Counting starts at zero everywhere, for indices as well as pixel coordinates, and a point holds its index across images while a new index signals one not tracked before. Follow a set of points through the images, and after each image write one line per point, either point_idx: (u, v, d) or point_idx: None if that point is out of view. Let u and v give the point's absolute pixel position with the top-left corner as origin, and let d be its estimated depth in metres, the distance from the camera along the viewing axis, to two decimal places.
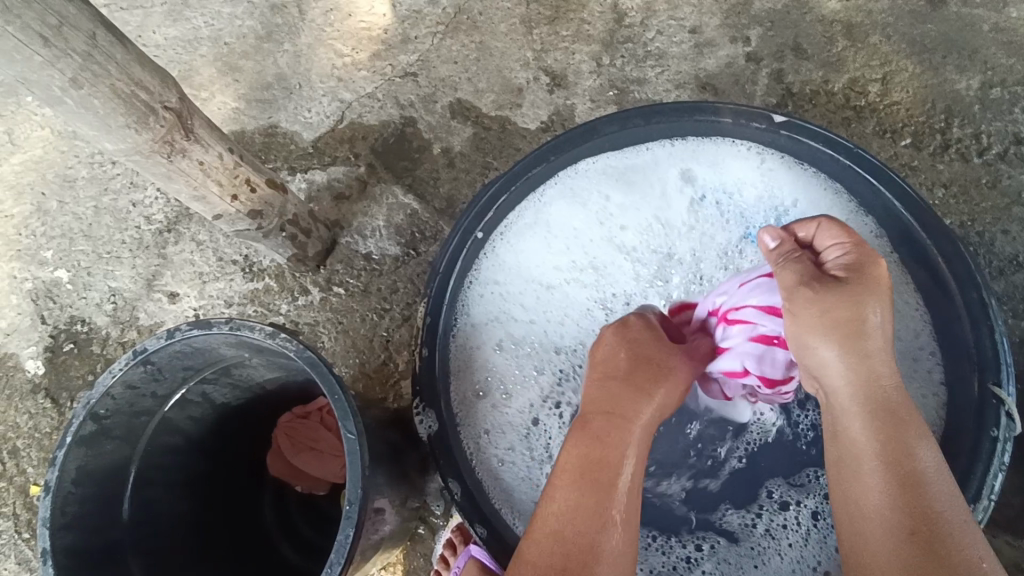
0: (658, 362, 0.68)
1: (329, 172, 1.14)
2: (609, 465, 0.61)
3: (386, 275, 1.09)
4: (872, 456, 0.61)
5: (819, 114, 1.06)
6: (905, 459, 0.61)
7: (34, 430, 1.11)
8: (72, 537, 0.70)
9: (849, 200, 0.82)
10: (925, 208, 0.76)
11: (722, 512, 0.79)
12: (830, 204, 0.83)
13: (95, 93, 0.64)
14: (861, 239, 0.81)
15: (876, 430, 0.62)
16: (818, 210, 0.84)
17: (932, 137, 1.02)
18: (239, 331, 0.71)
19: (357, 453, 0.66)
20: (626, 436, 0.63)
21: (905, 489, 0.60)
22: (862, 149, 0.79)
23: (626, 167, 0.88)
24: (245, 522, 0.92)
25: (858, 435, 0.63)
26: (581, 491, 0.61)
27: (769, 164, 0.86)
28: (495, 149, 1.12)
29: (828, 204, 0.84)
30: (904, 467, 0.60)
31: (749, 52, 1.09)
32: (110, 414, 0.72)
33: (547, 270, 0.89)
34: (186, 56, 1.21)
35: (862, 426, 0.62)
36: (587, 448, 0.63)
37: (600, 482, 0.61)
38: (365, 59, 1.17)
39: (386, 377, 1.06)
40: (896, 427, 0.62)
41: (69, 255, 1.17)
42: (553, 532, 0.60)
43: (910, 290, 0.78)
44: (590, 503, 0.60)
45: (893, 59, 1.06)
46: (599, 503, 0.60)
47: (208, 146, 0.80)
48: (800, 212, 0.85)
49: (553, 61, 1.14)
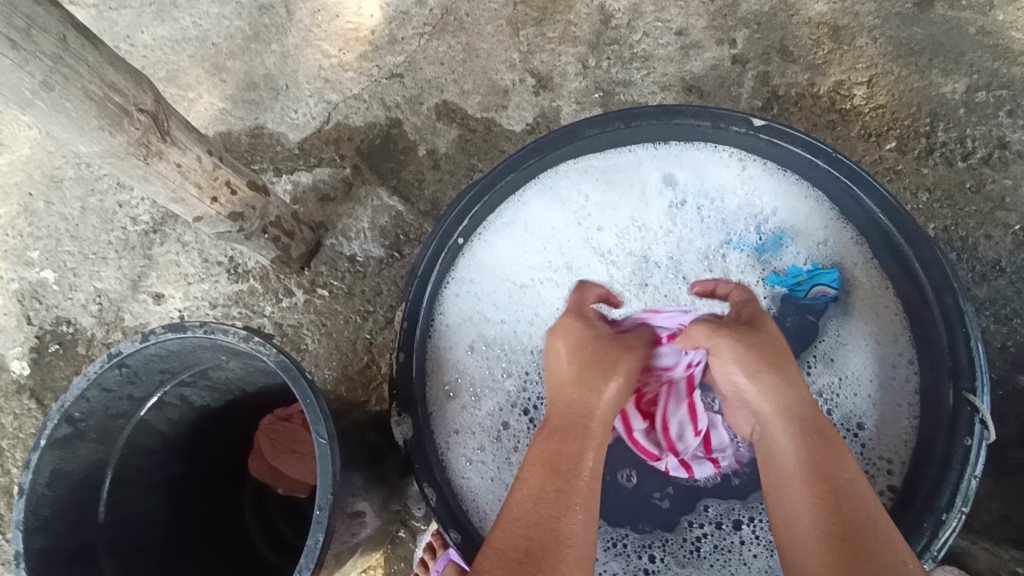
0: (599, 355, 0.69)
1: (315, 173, 1.14)
2: (568, 456, 0.61)
3: (371, 276, 1.09)
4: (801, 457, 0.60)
5: (804, 117, 1.05)
6: (829, 470, 0.59)
7: (19, 431, 1.11)
8: (46, 540, 0.70)
9: (828, 207, 0.83)
10: (903, 213, 0.75)
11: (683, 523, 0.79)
12: (809, 212, 0.84)
13: (67, 96, 0.64)
14: (839, 250, 0.83)
15: (805, 446, 0.61)
16: (794, 219, 0.85)
17: (917, 141, 1.02)
18: (213, 334, 0.70)
19: (328, 457, 0.66)
20: (580, 429, 0.63)
21: (828, 497, 0.58)
22: (841, 154, 0.78)
23: (607, 171, 0.88)
24: (225, 525, 0.91)
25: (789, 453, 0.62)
26: (545, 477, 0.60)
27: (751, 170, 0.86)
28: (480, 151, 1.11)
29: (807, 210, 0.84)
30: (830, 478, 0.59)
31: (736, 55, 1.09)
32: (85, 417, 0.71)
33: (523, 271, 0.89)
34: (173, 56, 1.21)
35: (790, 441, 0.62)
36: (553, 436, 0.63)
37: (561, 469, 0.60)
38: (352, 60, 1.17)
39: (369, 379, 1.06)
40: (823, 442, 0.61)
41: (55, 255, 1.17)
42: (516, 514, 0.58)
43: (884, 296, 0.80)
44: (552, 495, 0.58)
45: (880, 61, 1.06)
46: (564, 494, 0.58)
47: (186, 148, 0.80)
48: (778, 221, 0.86)
49: (539, 63, 1.13)
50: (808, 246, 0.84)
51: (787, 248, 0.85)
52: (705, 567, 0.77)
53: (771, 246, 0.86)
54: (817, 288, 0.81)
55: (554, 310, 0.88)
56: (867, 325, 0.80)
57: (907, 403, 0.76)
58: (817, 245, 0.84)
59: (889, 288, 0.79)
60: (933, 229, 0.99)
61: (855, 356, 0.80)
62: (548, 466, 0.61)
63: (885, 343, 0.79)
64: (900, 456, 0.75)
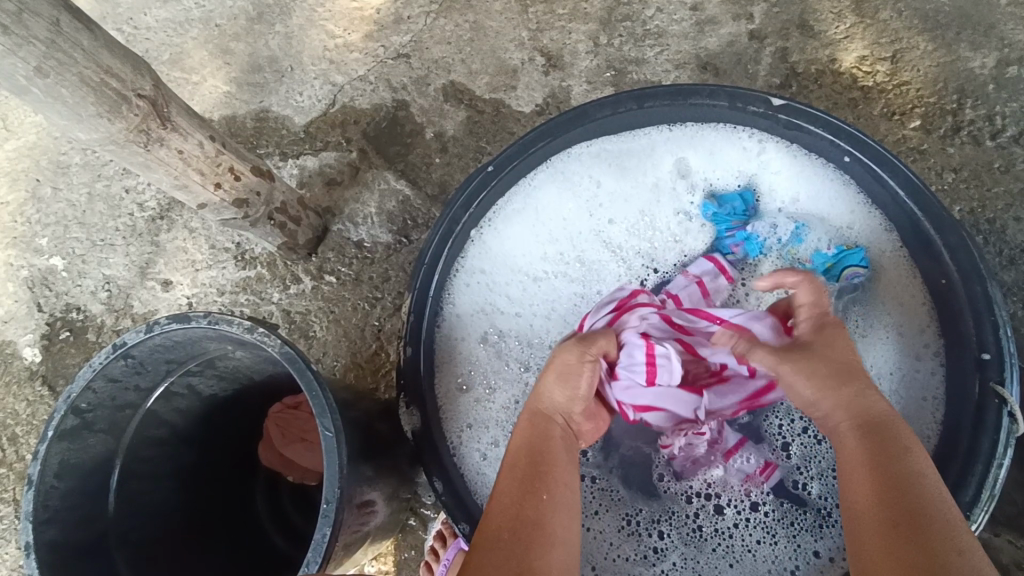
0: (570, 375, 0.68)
1: (321, 157, 1.12)
2: (527, 449, 0.66)
3: (378, 263, 1.07)
4: (868, 466, 0.59)
5: (824, 95, 1.01)
6: (899, 464, 0.58)
7: (32, 418, 1.12)
8: (56, 529, 0.69)
9: (854, 193, 0.80)
10: (932, 198, 0.72)
11: (686, 506, 0.78)
12: (835, 199, 0.81)
13: (62, 82, 0.62)
14: (867, 235, 0.79)
15: (867, 434, 0.60)
16: (817, 207, 0.82)
17: (942, 119, 0.98)
18: (217, 325, 0.69)
19: (335, 450, 0.65)
20: (539, 424, 0.68)
21: (895, 488, 0.56)
22: (862, 134, 0.75)
23: (621, 155, 0.85)
24: (239, 512, 0.91)
25: (848, 445, 0.61)
26: (517, 475, 0.64)
27: (769, 154, 0.83)
28: (489, 133, 1.09)
29: (832, 199, 0.81)
30: (898, 461, 0.58)
31: (753, 30, 1.04)
32: (92, 407, 0.71)
33: (534, 259, 0.86)
34: (177, 39, 1.18)
35: (858, 443, 0.60)
36: (528, 434, 0.68)
37: (527, 465, 0.65)
38: (357, 41, 1.14)
39: (378, 366, 1.05)
40: (885, 438, 0.60)
41: (64, 242, 1.16)
42: (502, 509, 0.62)
43: (912, 286, 0.77)
44: (524, 490, 0.63)
45: (904, 35, 1.01)
46: (530, 481, 0.63)
47: (187, 134, 0.78)
48: (795, 212, 0.82)
49: (549, 41, 1.10)
50: (828, 233, 0.81)
51: (807, 237, 0.81)
52: (709, 552, 0.76)
53: (792, 237, 0.82)
54: (847, 271, 0.77)
55: (568, 300, 0.85)
56: (889, 316, 0.77)
57: (932, 398, 0.73)
58: (841, 233, 0.81)
59: (915, 278, 0.76)
60: (958, 211, 0.95)
61: (877, 350, 0.77)
62: (521, 465, 0.65)
63: (904, 332, 0.76)
64: (922, 454, 0.72)
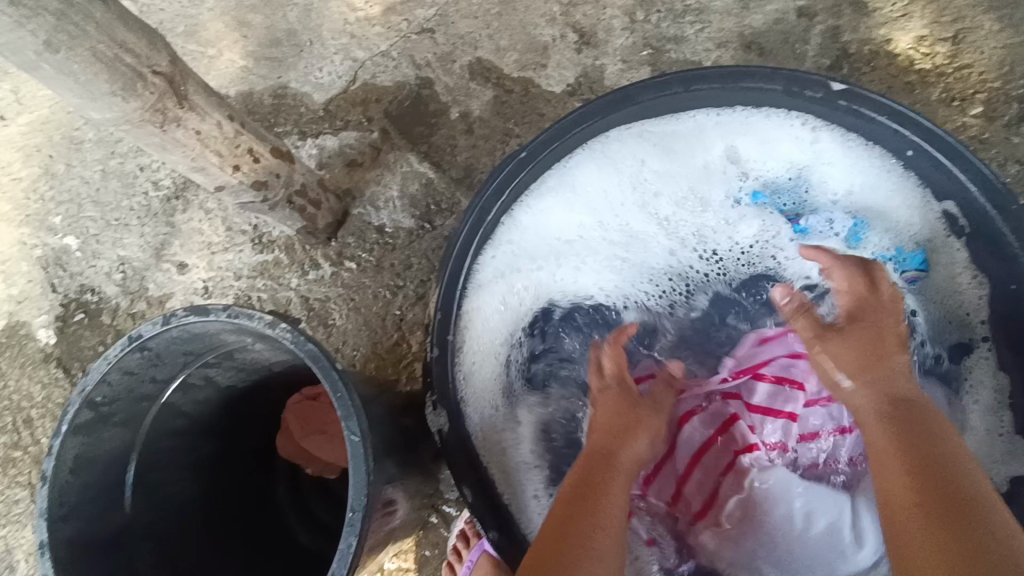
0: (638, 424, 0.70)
1: (341, 137, 1.07)
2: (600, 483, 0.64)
3: (401, 249, 1.03)
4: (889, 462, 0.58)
5: (878, 78, 0.95)
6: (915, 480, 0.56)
7: (47, 400, 1.10)
8: (73, 527, 0.67)
9: (915, 186, 0.75)
10: (1007, 195, 0.67)
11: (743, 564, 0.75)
12: (890, 191, 0.77)
13: (75, 57, 0.58)
14: (925, 235, 0.76)
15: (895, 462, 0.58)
16: (873, 200, 0.79)
17: (1007, 106, 0.91)
18: (238, 318, 0.65)
19: (362, 456, 0.62)
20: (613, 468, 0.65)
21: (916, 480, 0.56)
22: (931, 123, 0.69)
23: (663, 138, 0.81)
24: (261, 508, 0.89)
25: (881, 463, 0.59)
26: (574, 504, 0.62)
27: (822, 143, 0.79)
28: (518, 114, 1.03)
29: (892, 197, 0.78)
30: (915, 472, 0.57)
31: (802, 7, 0.98)
32: (108, 401, 0.68)
33: (574, 240, 0.84)
34: (192, 10, 1.13)
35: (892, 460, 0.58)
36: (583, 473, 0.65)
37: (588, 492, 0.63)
38: (379, 14, 1.09)
39: (399, 357, 1.01)
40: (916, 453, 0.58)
41: (77, 221, 1.13)
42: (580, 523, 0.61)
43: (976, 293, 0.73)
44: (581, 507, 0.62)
45: (967, 14, 0.94)
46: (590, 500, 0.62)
47: (205, 114, 0.74)
48: (850, 205, 0.80)
49: (582, 16, 1.04)
50: (888, 229, 0.78)
51: (866, 235, 0.79)
52: None
53: (852, 234, 0.79)
54: (907, 275, 0.77)
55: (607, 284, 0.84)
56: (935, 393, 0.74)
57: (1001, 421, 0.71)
58: (898, 228, 0.78)
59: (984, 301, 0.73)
60: None
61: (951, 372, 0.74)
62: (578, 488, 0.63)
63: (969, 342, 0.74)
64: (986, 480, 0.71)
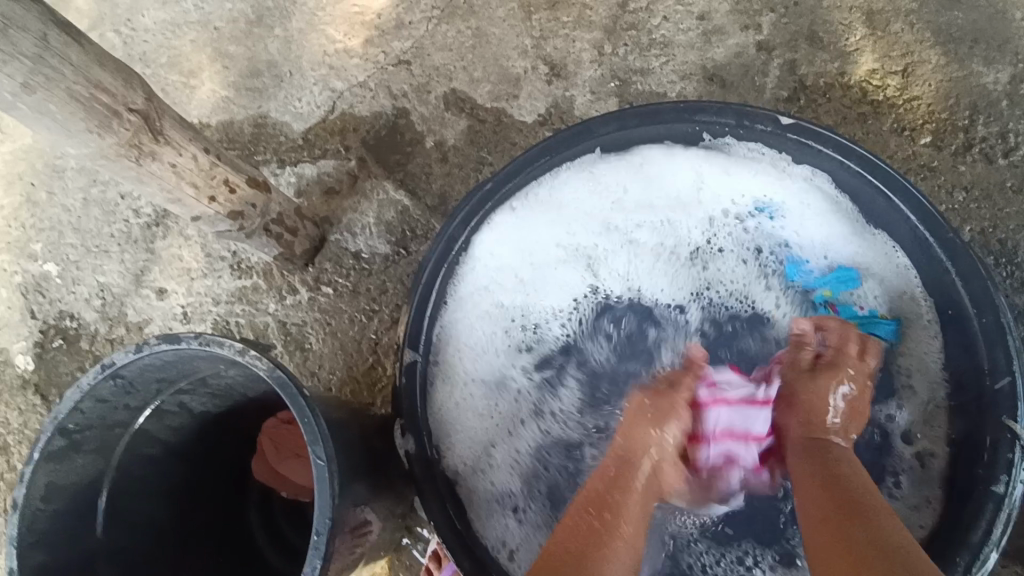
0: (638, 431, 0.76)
1: (319, 165, 1.10)
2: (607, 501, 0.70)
3: (376, 274, 1.05)
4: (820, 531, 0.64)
5: (833, 109, 0.99)
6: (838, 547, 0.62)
7: (24, 427, 1.11)
8: (44, 555, 0.68)
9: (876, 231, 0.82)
10: (940, 221, 0.74)
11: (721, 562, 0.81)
12: (854, 238, 0.83)
13: (51, 97, 0.61)
14: (886, 289, 0.82)
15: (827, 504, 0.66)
16: (846, 251, 0.84)
17: (954, 136, 0.96)
18: (209, 346, 0.67)
19: (327, 480, 0.64)
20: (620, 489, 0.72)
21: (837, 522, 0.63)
22: (873, 156, 0.76)
23: (640, 166, 0.86)
24: (232, 531, 0.90)
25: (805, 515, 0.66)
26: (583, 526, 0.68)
27: (795, 179, 0.84)
28: (490, 143, 1.07)
29: (854, 238, 0.83)
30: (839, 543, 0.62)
31: (761, 41, 1.02)
32: (81, 428, 0.70)
33: (551, 261, 0.89)
34: (175, 41, 1.16)
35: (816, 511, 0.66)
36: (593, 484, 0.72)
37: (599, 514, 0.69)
38: (357, 46, 1.12)
39: (374, 380, 1.03)
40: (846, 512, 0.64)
41: (58, 248, 1.14)
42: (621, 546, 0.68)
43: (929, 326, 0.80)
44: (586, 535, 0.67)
45: (916, 49, 0.99)
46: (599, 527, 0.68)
47: (181, 148, 0.76)
48: (829, 252, 0.85)
49: (552, 49, 1.08)
50: (871, 286, 0.83)
51: (850, 286, 0.84)
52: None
53: (833, 280, 0.85)
54: (869, 336, 0.83)
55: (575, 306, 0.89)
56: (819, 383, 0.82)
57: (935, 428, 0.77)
58: (874, 282, 0.83)
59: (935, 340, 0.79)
60: (969, 231, 0.94)
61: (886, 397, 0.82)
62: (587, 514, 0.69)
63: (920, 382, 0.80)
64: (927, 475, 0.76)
